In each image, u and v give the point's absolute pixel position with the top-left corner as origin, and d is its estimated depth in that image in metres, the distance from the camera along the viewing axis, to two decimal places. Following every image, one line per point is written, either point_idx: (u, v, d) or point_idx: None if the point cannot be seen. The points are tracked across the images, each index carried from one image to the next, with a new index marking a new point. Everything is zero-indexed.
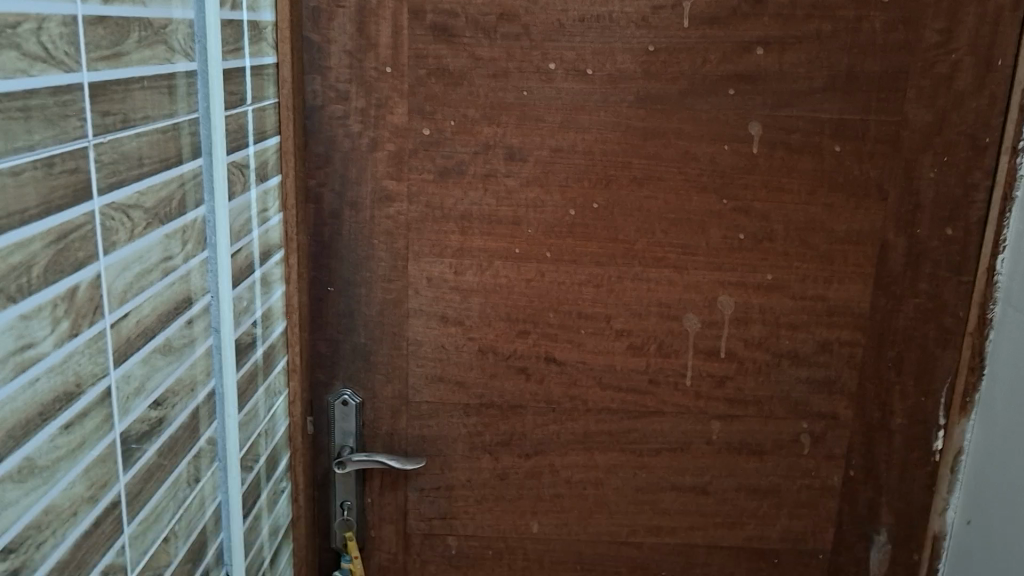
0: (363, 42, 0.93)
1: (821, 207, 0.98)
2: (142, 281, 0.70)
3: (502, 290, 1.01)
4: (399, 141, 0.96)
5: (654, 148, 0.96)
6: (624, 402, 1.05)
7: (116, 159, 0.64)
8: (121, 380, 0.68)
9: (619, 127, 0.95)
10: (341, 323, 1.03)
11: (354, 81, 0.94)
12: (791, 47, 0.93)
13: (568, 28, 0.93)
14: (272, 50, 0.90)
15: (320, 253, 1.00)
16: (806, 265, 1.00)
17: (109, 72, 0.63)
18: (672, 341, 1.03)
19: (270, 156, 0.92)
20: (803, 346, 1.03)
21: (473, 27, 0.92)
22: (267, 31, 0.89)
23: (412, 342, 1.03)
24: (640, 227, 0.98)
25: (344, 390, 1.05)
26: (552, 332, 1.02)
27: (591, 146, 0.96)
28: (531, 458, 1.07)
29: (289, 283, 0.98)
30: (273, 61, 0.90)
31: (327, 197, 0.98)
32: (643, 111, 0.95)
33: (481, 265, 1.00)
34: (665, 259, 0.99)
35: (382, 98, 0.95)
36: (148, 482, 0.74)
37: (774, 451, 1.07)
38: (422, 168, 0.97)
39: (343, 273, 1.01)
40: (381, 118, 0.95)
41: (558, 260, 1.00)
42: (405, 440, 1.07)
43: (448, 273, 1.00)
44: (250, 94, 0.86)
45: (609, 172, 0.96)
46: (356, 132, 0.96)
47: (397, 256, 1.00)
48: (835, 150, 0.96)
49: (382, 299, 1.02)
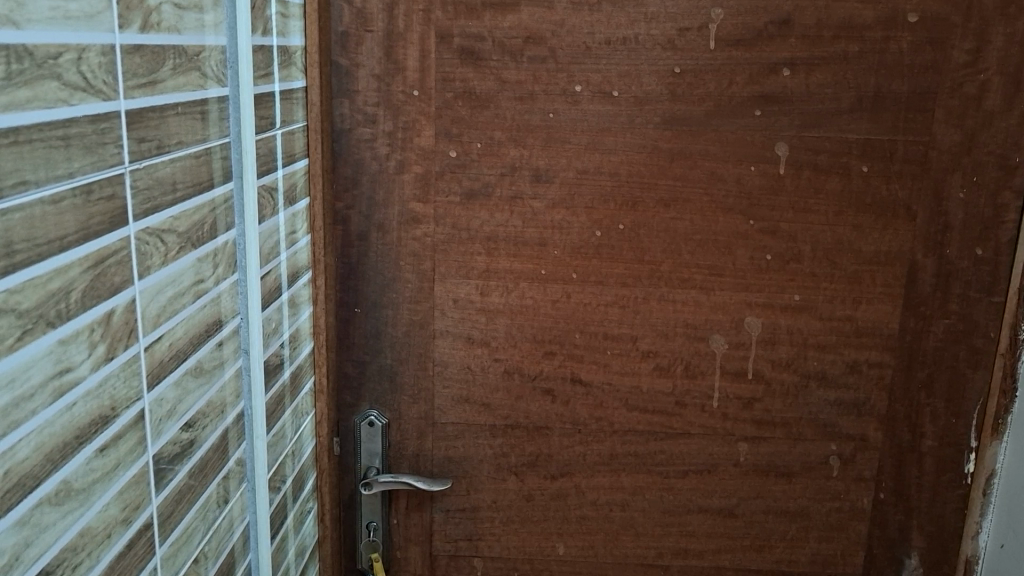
0: (390, 66, 0.94)
1: (849, 228, 0.98)
2: (174, 305, 0.71)
3: (528, 311, 1.01)
4: (425, 164, 0.97)
5: (680, 169, 0.96)
6: (651, 423, 1.05)
7: (150, 184, 0.65)
8: (154, 403, 0.68)
9: (645, 149, 0.95)
10: (367, 344, 1.03)
11: (381, 104, 0.95)
12: (818, 68, 0.93)
13: (595, 51, 0.93)
14: (301, 74, 0.91)
15: (346, 275, 1.01)
16: (834, 286, 0.99)
17: (146, 99, 0.64)
18: (699, 363, 1.02)
19: (299, 179, 0.93)
20: (832, 367, 1.02)
21: (500, 50, 0.93)
22: (296, 55, 0.90)
23: (438, 363, 1.03)
24: (666, 248, 0.98)
25: (370, 411, 1.06)
26: (578, 353, 1.02)
27: (617, 167, 0.96)
28: (557, 480, 1.07)
29: (316, 304, 0.99)
30: (302, 84, 0.91)
31: (354, 219, 0.99)
32: (670, 132, 0.95)
33: (507, 286, 1.00)
34: (692, 279, 0.99)
35: (410, 121, 0.95)
36: (180, 503, 0.75)
37: (802, 473, 1.06)
38: (448, 191, 0.97)
39: (370, 295, 1.01)
40: (408, 140, 0.96)
41: (584, 281, 0.99)
42: (431, 461, 1.07)
43: (475, 294, 1.00)
44: (279, 118, 0.87)
45: (636, 193, 0.96)
46: (383, 154, 0.97)
47: (423, 278, 1.00)
48: (863, 170, 0.96)
49: (409, 320, 1.02)
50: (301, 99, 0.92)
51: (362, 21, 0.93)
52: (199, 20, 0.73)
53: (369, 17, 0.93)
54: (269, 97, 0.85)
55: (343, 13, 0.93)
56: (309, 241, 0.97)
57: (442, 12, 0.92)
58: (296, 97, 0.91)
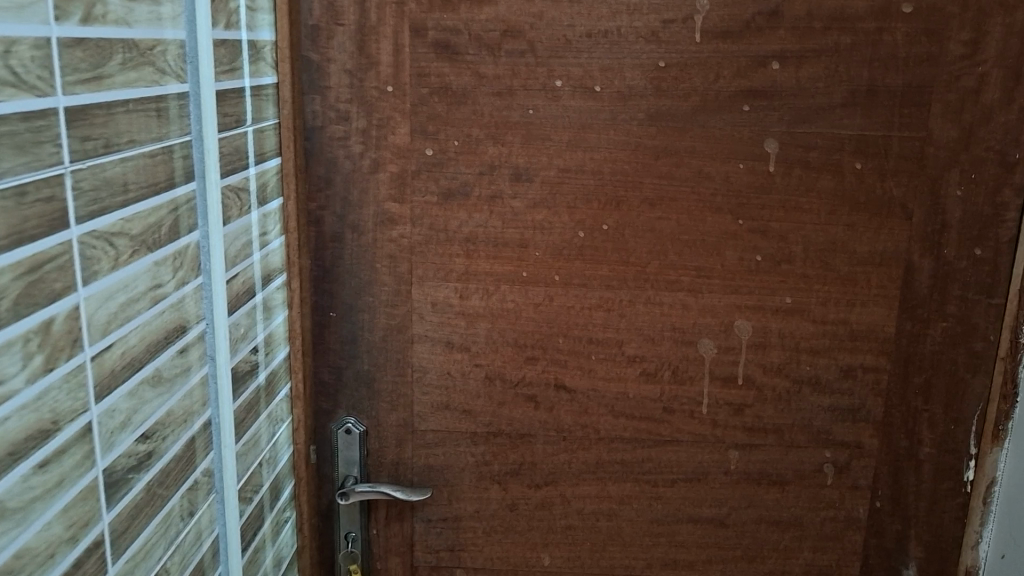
0: (363, 61, 0.90)
1: (842, 228, 0.94)
2: (128, 311, 0.67)
3: (509, 315, 0.97)
4: (401, 162, 0.93)
5: (666, 167, 0.92)
6: (637, 431, 1.01)
7: (97, 185, 0.62)
8: (104, 414, 0.65)
9: (629, 146, 0.91)
10: (344, 349, 1.00)
11: (354, 100, 0.92)
12: (808, 62, 0.89)
13: (575, 44, 0.89)
14: (272, 69, 0.89)
15: (321, 278, 0.98)
16: (828, 288, 0.96)
17: (90, 95, 0.60)
18: (687, 368, 0.99)
19: (269, 179, 0.91)
20: (826, 372, 0.99)
21: (477, 44, 0.89)
22: (266, 50, 0.87)
23: (418, 369, 1.00)
24: (653, 248, 0.94)
25: (348, 419, 1.02)
26: (562, 358, 0.98)
27: (600, 166, 0.92)
28: (541, 489, 1.04)
29: (291, 309, 0.97)
30: (273, 81, 0.89)
31: (328, 220, 0.95)
32: (655, 129, 0.91)
33: (487, 289, 0.96)
34: (680, 281, 0.95)
35: (384, 118, 0.92)
36: (137, 518, 0.71)
37: (795, 481, 1.03)
38: (425, 190, 0.94)
39: (345, 298, 0.98)
40: (383, 138, 0.92)
41: (568, 284, 0.96)
42: (411, 470, 1.04)
43: (454, 297, 0.97)
44: (250, 115, 0.85)
45: (620, 192, 0.93)
46: (357, 153, 0.93)
47: (401, 281, 0.97)
48: (856, 167, 0.92)
49: (386, 325, 0.99)
50: (273, 95, 0.89)
51: (333, 14, 0.89)
52: (153, 13, 0.69)
53: (340, 10, 0.89)
54: (234, 94, 0.82)
55: (314, 6, 0.89)
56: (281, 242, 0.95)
57: (416, 5, 0.89)
58: (267, 94, 0.89)
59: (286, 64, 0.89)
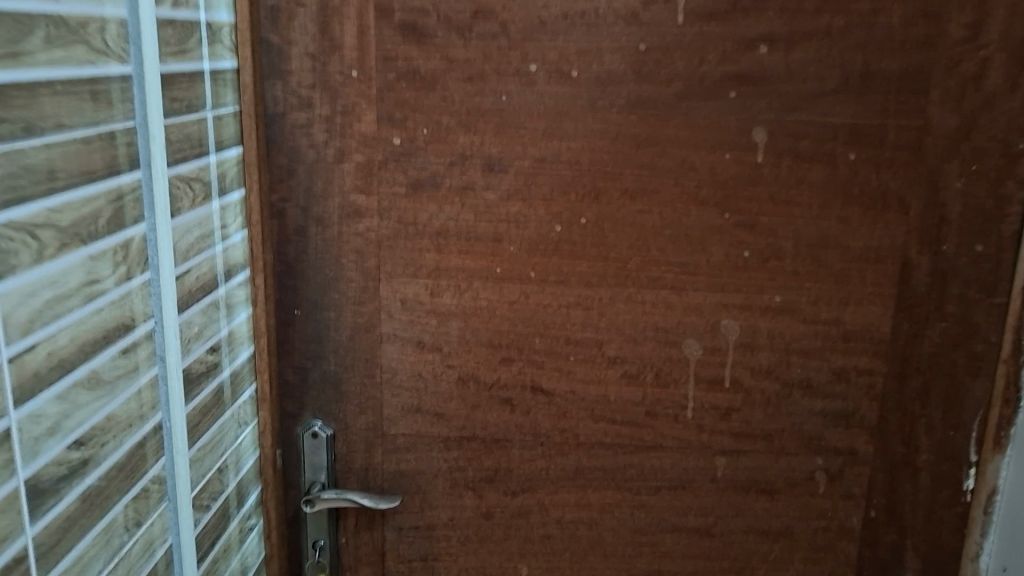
0: (325, 43, 0.85)
1: (835, 222, 0.89)
2: (55, 309, 0.62)
3: (482, 313, 0.92)
4: (367, 152, 0.88)
5: (647, 157, 0.86)
6: (618, 436, 0.96)
7: (14, 172, 0.57)
8: (26, 421, 0.60)
9: (608, 135, 0.86)
10: (309, 349, 0.95)
11: (317, 86, 0.87)
12: (799, 45, 0.83)
13: (551, 25, 0.84)
14: (231, 53, 0.84)
15: (285, 274, 0.92)
16: (819, 286, 0.90)
17: (4, 73, 0.55)
18: (671, 370, 0.94)
19: (230, 168, 0.86)
20: (817, 375, 0.93)
21: (446, 26, 0.84)
22: (223, 32, 0.83)
23: (387, 370, 0.95)
24: (633, 244, 0.89)
25: (314, 422, 0.97)
26: (538, 359, 0.93)
27: (577, 156, 0.86)
28: (518, 496, 0.99)
29: (256, 306, 0.92)
30: (232, 65, 0.84)
31: (291, 212, 0.90)
32: (635, 116, 0.85)
33: (459, 287, 0.91)
34: (662, 279, 0.90)
35: (348, 104, 0.87)
36: (70, 531, 0.66)
37: (785, 489, 0.98)
38: (393, 181, 0.88)
39: (310, 295, 0.93)
40: (348, 126, 0.87)
41: (544, 281, 0.90)
42: (382, 476, 0.99)
43: (424, 294, 0.92)
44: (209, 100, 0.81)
45: (599, 183, 0.87)
46: (321, 141, 0.88)
47: (368, 277, 0.92)
48: (849, 158, 0.87)
49: (353, 324, 0.93)
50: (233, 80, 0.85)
51: None
52: None
53: None
54: (185, 77, 0.77)
55: None
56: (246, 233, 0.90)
57: None
58: (224, 78, 0.84)
59: (246, 45, 0.84)
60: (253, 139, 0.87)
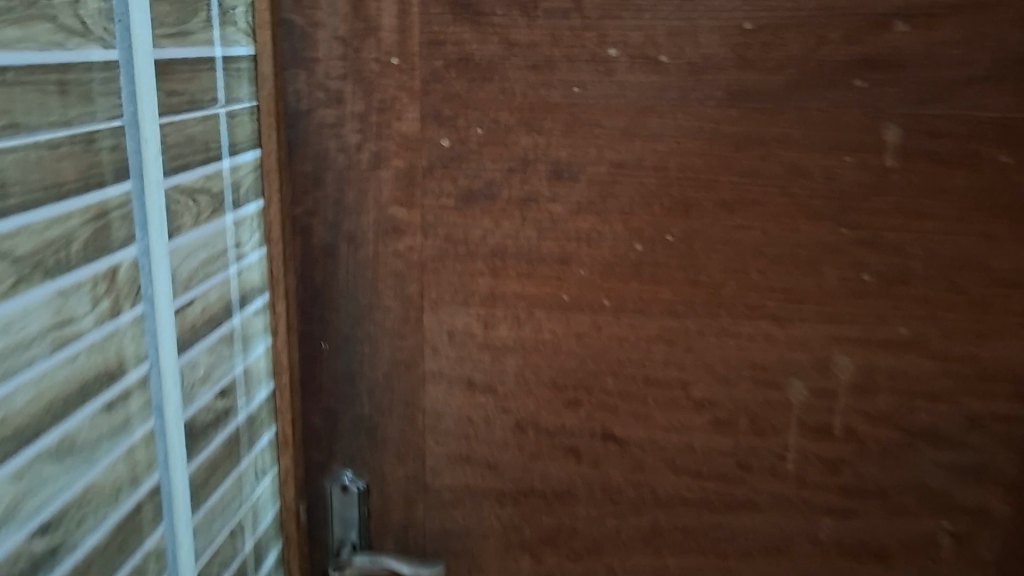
0: (359, 25, 0.70)
1: (975, 237, 0.72)
2: (7, 361, 0.49)
3: (545, 348, 0.77)
4: (409, 156, 0.73)
5: (749, 161, 0.71)
6: (703, 491, 0.80)
7: None
8: None
9: (703, 134, 0.70)
10: (339, 389, 0.80)
11: (349, 77, 0.72)
12: (941, 21, 0.67)
13: (635, 0, 0.68)
14: (246, 36, 0.71)
15: (311, 302, 0.78)
16: (954, 315, 0.74)
17: None
18: (769, 416, 0.78)
19: (244, 176, 0.73)
20: (945, 421, 0.77)
21: (507, 2, 0.69)
22: (237, 11, 0.70)
23: (430, 414, 0.80)
24: (730, 266, 0.73)
25: (344, 474, 0.82)
26: (611, 402, 0.78)
27: (665, 160, 0.71)
28: (583, 560, 0.83)
29: (277, 336, 0.78)
30: (248, 51, 0.71)
31: (318, 228, 0.76)
32: (736, 112, 0.70)
33: (517, 317, 0.76)
34: (762, 307, 0.74)
35: (386, 99, 0.72)
36: None
37: (902, 555, 0.81)
38: (440, 191, 0.73)
39: (341, 326, 0.78)
40: (386, 126, 0.72)
41: (620, 310, 0.75)
42: (423, 535, 0.84)
43: (476, 326, 0.77)
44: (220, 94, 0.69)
45: (689, 193, 0.72)
46: (353, 144, 0.73)
47: (409, 305, 0.77)
48: (999, 160, 0.70)
49: (391, 361, 0.79)
50: (248, 72, 0.71)
51: None
52: None
53: None
54: (185, 67, 0.65)
55: None
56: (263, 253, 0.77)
57: None
58: (237, 69, 0.71)
59: (266, 28, 0.70)
60: (273, 141, 0.73)
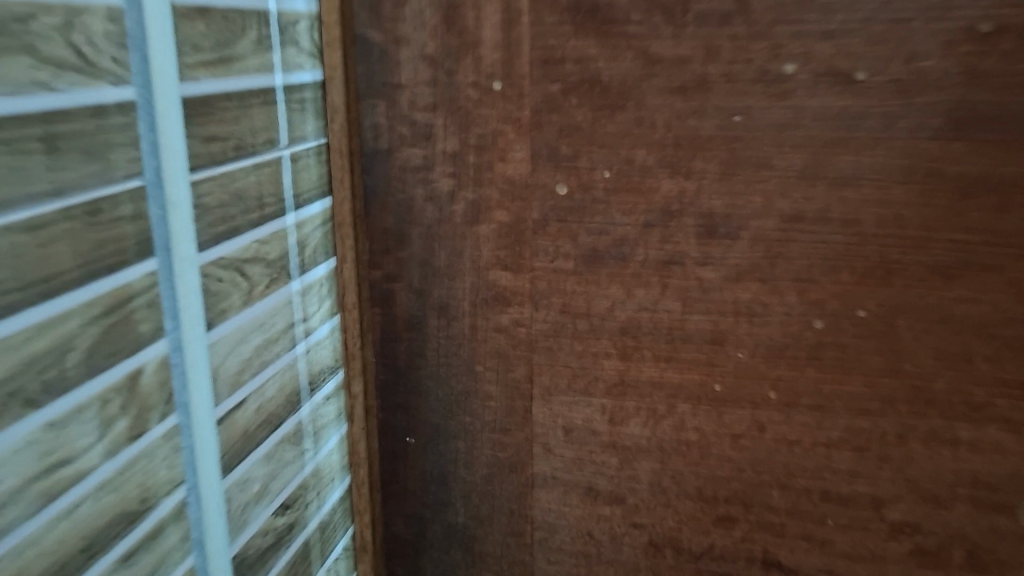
0: (450, 41, 0.54)
1: None
2: None
3: (689, 451, 0.59)
4: (515, 207, 0.57)
5: (977, 211, 0.51)
6: None
7: None
8: None
9: (915, 177, 0.51)
10: (428, 491, 0.65)
11: (439, 107, 0.56)
12: None
13: None
14: (311, 58, 0.56)
15: (394, 385, 0.63)
16: None
17: None
18: (996, 549, 0.56)
19: (315, 234, 0.58)
20: None
21: (645, 5, 0.51)
22: (301, 27, 0.55)
23: (540, 526, 0.63)
24: (942, 350, 0.53)
25: None
26: (777, 523, 0.59)
27: (859, 212, 0.52)
28: None
29: (353, 424, 0.64)
30: (314, 78, 0.56)
31: (401, 297, 0.61)
32: (962, 146, 0.50)
33: (654, 410, 0.59)
34: (987, 407, 0.54)
35: (486, 135, 0.55)
36: None
37: None
38: (555, 252, 0.57)
39: (429, 416, 0.63)
40: (487, 169, 0.56)
41: (790, 406, 0.57)
42: None
43: (600, 420, 0.60)
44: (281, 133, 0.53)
45: (891, 256, 0.52)
46: (444, 192, 0.57)
47: (516, 393, 0.61)
48: None
49: (492, 459, 0.63)
50: (316, 104, 0.56)
51: None
52: None
53: None
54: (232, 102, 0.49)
55: None
56: (336, 322, 0.62)
57: None
58: (299, 99, 0.55)
59: (338, 45, 0.56)
60: (347, 186, 0.59)
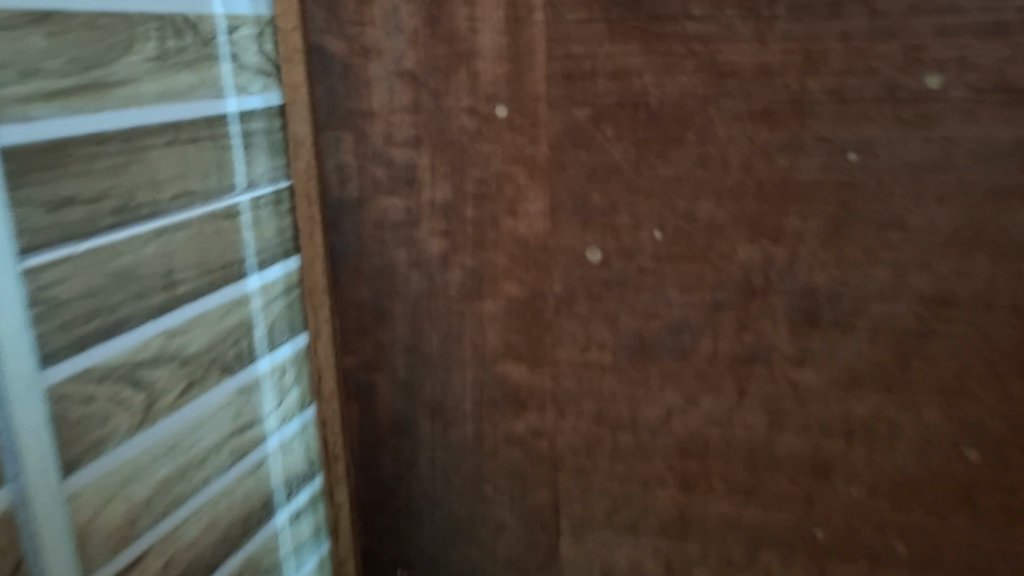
0: (435, 49, 0.39)
1: None
2: None
3: None
4: (530, 277, 0.41)
5: None
6: None
7: None
8: None
9: None
10: None
11: (423, 141, 0.40)
12: None
13: None
14: (260, 77, 0.42)
15: (379, 503, 0.48)
16: None
17: None
18: None
19: (273, 309, 0.44)
20: None
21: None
22: (243, 35, 0.41)
23: None
24: None
25: None
26: None
27: None
28: None
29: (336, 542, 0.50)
30: (266, 102, 0.42)
31: (384, 390, 0.45)
32: None
33: (727, 558, 0.42)
34: None
35: (489, 180, 0.40)
36: None
37: None
38: (587, 339, 0.41)
39: (425, 545, 0.48)
40: (491, 225, 0.41)
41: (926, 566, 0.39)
42: None
43: (652, 566, 0.44)
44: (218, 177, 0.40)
45: None
46: (435, 256, 0.42)
47: (537, 522, 0.45)
48: None
49: None
50: (275, 138, 0.43)
51: None
52: None
53: None
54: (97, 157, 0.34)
55: None
56: (308, 417, 0.47)
57: None
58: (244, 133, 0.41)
59: (299, 58, 0.41)
60: (317, 243, 0.44)
